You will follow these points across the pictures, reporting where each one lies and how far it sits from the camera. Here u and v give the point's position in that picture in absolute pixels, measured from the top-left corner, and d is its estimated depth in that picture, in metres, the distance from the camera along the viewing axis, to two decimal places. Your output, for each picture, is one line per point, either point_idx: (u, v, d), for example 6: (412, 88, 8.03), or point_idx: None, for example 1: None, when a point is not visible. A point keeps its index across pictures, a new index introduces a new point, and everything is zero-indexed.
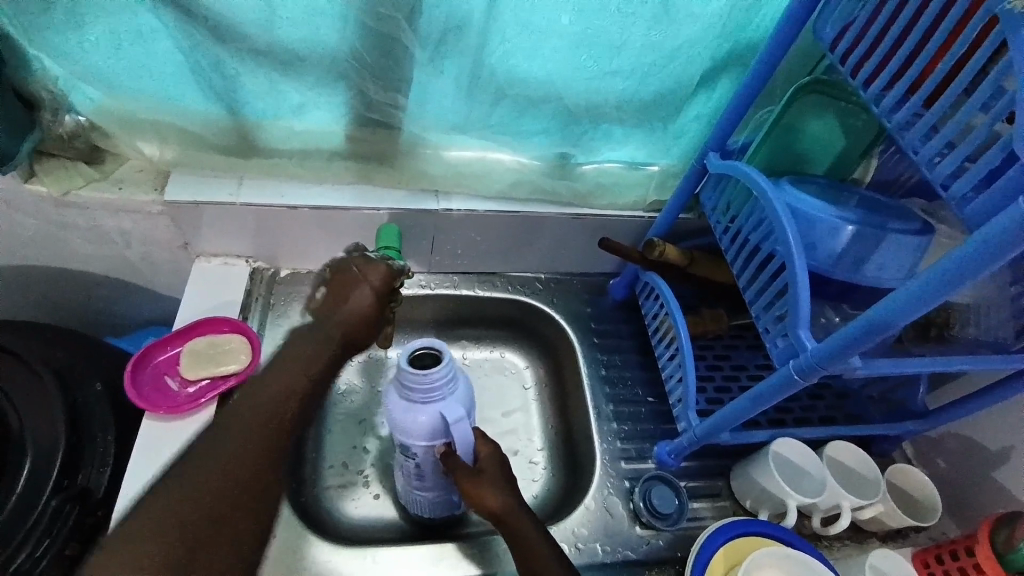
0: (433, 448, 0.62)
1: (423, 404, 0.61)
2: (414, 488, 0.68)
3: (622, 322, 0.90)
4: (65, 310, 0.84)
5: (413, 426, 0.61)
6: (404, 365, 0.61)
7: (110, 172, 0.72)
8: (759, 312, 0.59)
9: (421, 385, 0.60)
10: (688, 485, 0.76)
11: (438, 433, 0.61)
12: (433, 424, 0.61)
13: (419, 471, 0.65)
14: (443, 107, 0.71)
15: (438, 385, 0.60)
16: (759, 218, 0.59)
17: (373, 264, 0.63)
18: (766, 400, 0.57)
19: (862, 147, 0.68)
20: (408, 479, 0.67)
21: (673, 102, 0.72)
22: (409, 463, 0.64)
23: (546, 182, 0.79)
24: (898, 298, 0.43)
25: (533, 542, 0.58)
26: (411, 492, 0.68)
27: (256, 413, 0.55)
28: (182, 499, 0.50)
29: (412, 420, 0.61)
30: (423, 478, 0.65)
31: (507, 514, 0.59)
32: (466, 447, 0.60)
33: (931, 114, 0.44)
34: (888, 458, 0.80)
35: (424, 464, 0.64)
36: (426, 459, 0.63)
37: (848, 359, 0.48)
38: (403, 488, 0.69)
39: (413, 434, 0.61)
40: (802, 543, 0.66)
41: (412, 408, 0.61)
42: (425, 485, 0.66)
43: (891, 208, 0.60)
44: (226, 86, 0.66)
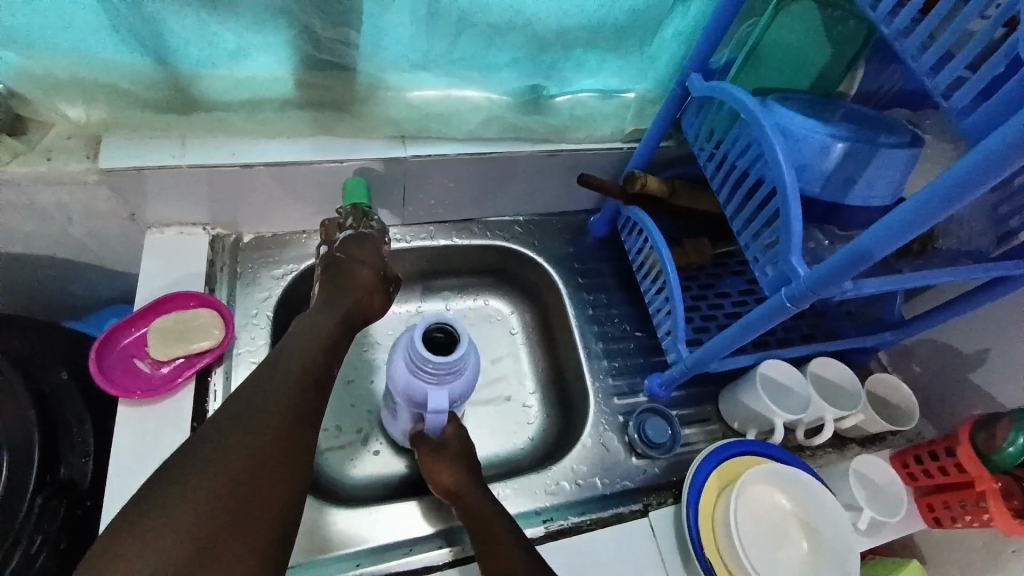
0: (410, 409, 0.66)
1: (414, 377, 0.62)
2: (396, 426, 0.72)
3: (605, 259, 0.88)
4: (11, 298, 0.77)
5: (404, 390, 0.64)
6: (416, 337, 0.61)
7: (36, 142, 0.64)
8: (749, 240, 0.58)
9: (425, 365, 0.60)
10: (680, 413, 0.78)
11: (416, 403, 0.64)
12: (415, 394, 0.63)
13: (400, 422, 0.70)
14: (399, 42, 0.64)
15: (432, 371, 0.61)
16: (746, 142, 0.57)
17: (363, 242, 0.67)
18: (757, 327, 0.57)
19: (848, 58, 0.63)
20: (390, 416, 0.72)
21: (649, 22, 0.67)
22: (394, 404, 0.69)
23: (518, 118, 0.74)
24: (893, 219, 0.42)
25: (491, 522, 0.59)
26: (394, 428, 0.73)
27: (289, 363, 0.55)
28: (232, 442, 0.49)
29: (402, 380, 0.64)
30: (399, 423, 0.71)
31: (461, 492, 0.61)
32: (436, 429, 0.65)
33: (930, 19, 0.41)
34: (866, 368, 0.83)
35: (401, 412, 0.68)
36: (403, 411, 0.68)
37: (840, 283, 0.47)
38: (387, 418, 0.73)
39: (403, 396, 0.64)
40: (786, 455, 0.69)
41: (408, 376, 0.63)
42: (402, 429, 0.71)
43: (878, 121, 0.58)
44: (151, 32, 0.58)
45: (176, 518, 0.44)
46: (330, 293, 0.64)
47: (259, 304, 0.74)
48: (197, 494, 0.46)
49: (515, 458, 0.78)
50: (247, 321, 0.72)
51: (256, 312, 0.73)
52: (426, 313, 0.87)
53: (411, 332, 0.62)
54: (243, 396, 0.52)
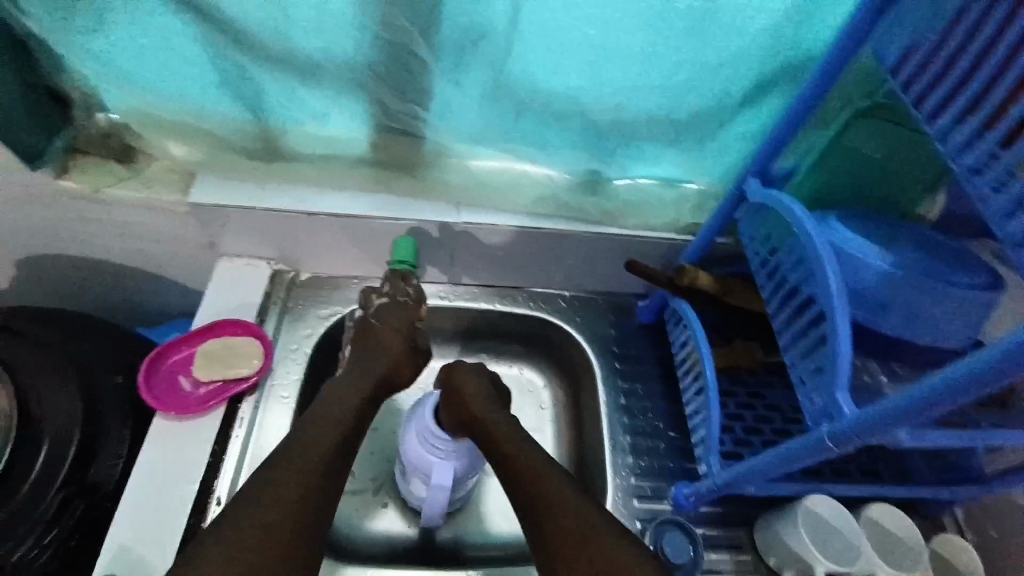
0: (418, 483, 0.67)
1: (422, 449, 0.64)
2: (407, 494, 0.72)
3: (648, 347, 0.85)
4: (101, 300, 0.87)
5: (411, 464, 0.66)
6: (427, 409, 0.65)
7: (141, 170, 0.73)
8: (794, 360, 0.53)
9: (431, 439, 0.63)
10: (706, 532, 0.71)
11: (423, 476, 0.65)
12: (422, 467, 0.65)
13: (410, 494, 0.71)
14: (465, 118, 0.68)
15: (437, 447, 0.63)
16: (799, 257, 0.53)
17: (396, 310, 0.69)
18: (794, 460, 0.51)
19: (926, 181, 0.60)
20: (402, 485, 0.72)
21: (713, 120, 0.66)
22: (404, 474, 0.70)
23: (573, 197, 0.75)
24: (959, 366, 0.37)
25: (517, 452, 0.57)
26: (405, 495, 0.72)
27: (335, 412, 0.58)
28: (267, 491, 0.50)
29: (410, 451, 0.66)
30: (408, 494, 0.71)
31: (480, 416, 0.60)
32: (434, 509, 0.65)
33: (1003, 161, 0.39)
34: (932, 520, 0.73)
35: (410, 484, 0.69)
36: (412, 483, 0.69)
37: (890, 431, 0.42)
38: (399, 484, 0.73)
39: (409, 469, 0.67)
40: None
41: (413, 450, 0.65)
42: (413, 500, 0.71)
43: (953, 251, 0.53)
44: (251, 91, 0.65)
45: (220, 558, 0.46)
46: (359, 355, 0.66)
47: (302, 339, 0.78)
48: (231, 545, 0.46)
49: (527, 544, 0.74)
50: (286, 354, 0.76)
51: (296, 346, 0.77)
52: None
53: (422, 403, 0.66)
54: (284, 443, 0.54)
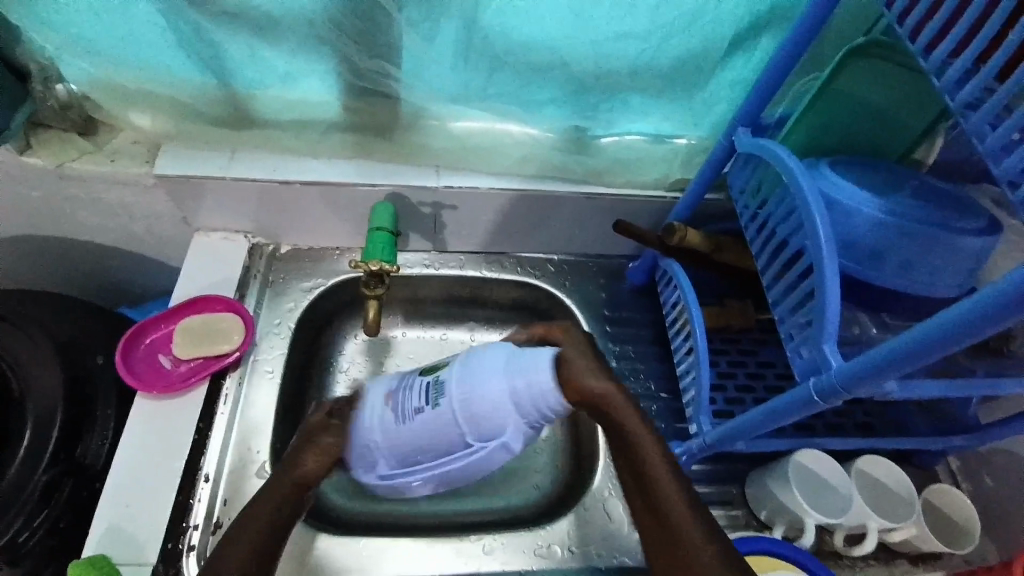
0: (455, 441, 0.55)
1: (510, 412, 0.52)
2: (390, 449, 0.58)
3: (640, 309, 0.84)
4: (79, 281, 0.85)
5: (478, 413, 0.53)
6: (544, 370, 0.52)
7: (103, 143, 0.70)
8: (783, 315, 0.51)
9: (540, 404, 0.51)
10: (699, 490, 0.71)
11: (477, 437, 0.54)
12: (488, 428, 0.53)
13: (400, 437, 0.57)
14: (439, 75, 0.65)
15: (537, 414, 0.52)
16: (788, 208, 0.51)
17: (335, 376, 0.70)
18: (782, 416, 0.50)
19: (923, 126, 0.57)
20: (387, 439, 0.58)
21: (700, 69, 0.63)
22: (417, 425, 0.56)
23: (557, 157, 0.72)
24: (926, 326, 0.36)
25: (639, 443, 0.53)
26: (376, 452, 0.59)
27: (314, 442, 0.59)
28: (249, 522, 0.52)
29: (484, 405, 0.53)
30: (395, 452, 0.58)
31: (609, 399, 0.53)
32: (472, 464, 0.56)
33: (1000, 95, 0.36)
34: (926, 471, 0.73)
35: (422, 437, 0.56)
36: (435, 439, 0.56)
37: (877, 384, 0.41)
38: (374, 441, 0.59)
39: (470, 416, 0.53)
40: (813, 563, 0.60)
41: (497, 404, 0.52)
42: (393, 457, 0.59)
43: (945, 197, 0.51)
44: (211, 53, 0.62)
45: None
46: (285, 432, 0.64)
47: (285, 313, 0.76)
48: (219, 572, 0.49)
49: (513, 505, 0.74)
50: (269, 329, 0.74)
51: (278, 321, 0.75)
52: (449, 341, 0.85)
53: (534, 360, 0.52)
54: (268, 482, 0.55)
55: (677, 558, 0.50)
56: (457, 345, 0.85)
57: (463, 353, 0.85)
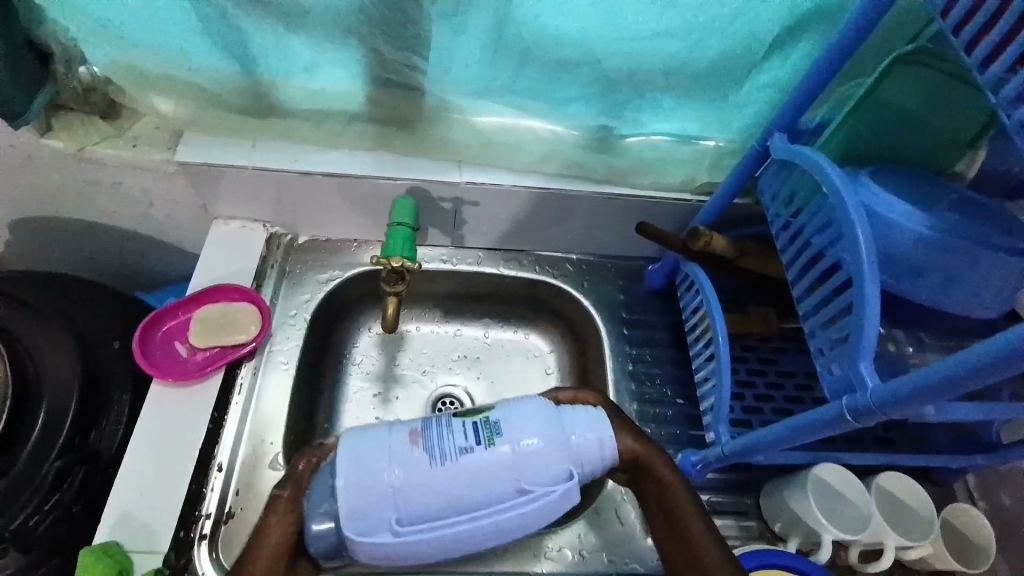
0: (497, 493, 0.50)
1: (570, 463, 0.51)
2: (417, 498, 0.49)
3: (659, 313, 0.82)
4: (96, 264, 0.85)
5: (534, 461, 0.50)
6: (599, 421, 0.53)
7: (126, 128, 0.69)
8: (815, 329, 0.50)
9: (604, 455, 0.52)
10: (713, 499, 0.70)
11: (532, 484, 0.50)
12: (544, 479, 0.51)
13: (419, 490, 0.49)
14: (465, 70, 0.63)
15: (595, 467, 0.52)
16: (825, 219, 0.50)
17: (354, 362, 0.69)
18: (809, 433, 0.49)
19: (967, 137, 0.55)
20: (410, 487, 0.49)
21: (735, 70, 0.62)
22: (461, 468, 0.50)
23: (582, 156, 0.70)
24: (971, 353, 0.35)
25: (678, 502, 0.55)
26: (395, 504, 0.49)
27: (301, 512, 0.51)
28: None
29: (543, 453, 0.51)
30: (424, 501, 0.49)
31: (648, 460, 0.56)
32: (502, 523, 0.50)
33: None
34: (946, 488, 0.72)
35: (466, 483, 0.50)
36: (471, 490, 0.50)
37: (915, 408, 0.39)
38: (395, 489, 0.49)
39: (525, 464, 0.50)
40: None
41: (557, 452, 0.51)
42: (413, 509, 0.49)
43: (989, 214, 0.50)
44: (235, 40, 0.61)
45: None
46: (275, 518, 0.52)
47: (301, 304, 0.75)
48: None
49: None
50: (285, 320, 0.74)
51: (294, 313, 0.75)
52: (464, 337, 0.84)
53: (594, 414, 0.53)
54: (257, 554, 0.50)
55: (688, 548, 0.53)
56: (471, 342, 0.84)
57: (478, 351, 0.84)
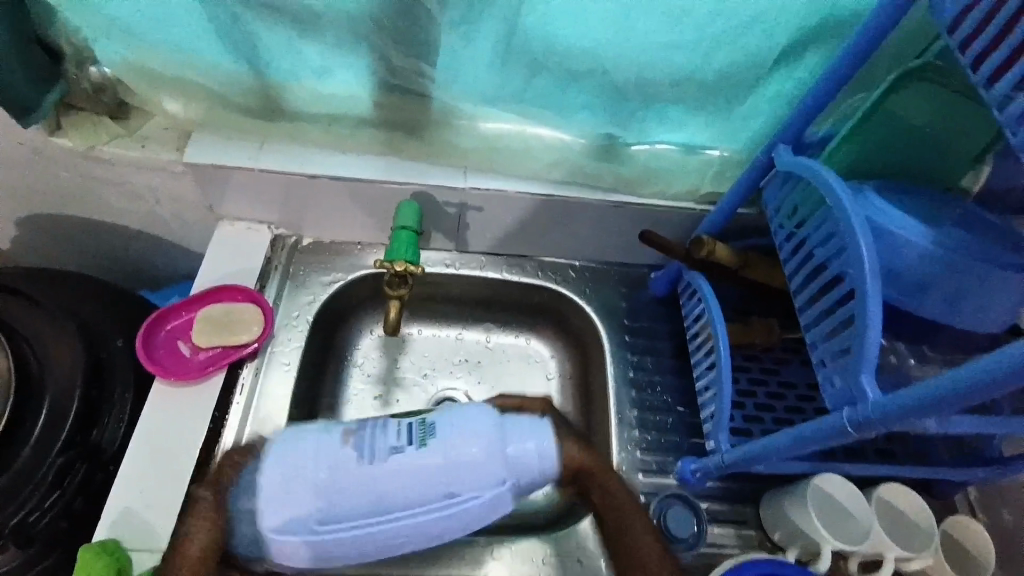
0: (417, 498, 0.52)
1: (498, 476, 0.53)
2: (343, 497, 0.52)
3: (661, 320, 0.82)
4: (100, 261, 0.85)
5: (460, 473, 0.52)
6: (538, 440, 0.54)
7: (134, 128, 0.70)
8: (817, 340, 0.50)
9: (530, 471, 0.53)
10: (712, 507, 0.70)
11: (461, 490, 0.52)
12: (463, 489, 0.52)
13: (339, 490, 0.52)
14: (474, 77, 0.64)
15: (518, 482, 0.54)
16: (829, 231, 0.50)
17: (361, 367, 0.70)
18: (811, 444, 0.49)
19: (975, 152, 0.55)
20: (336, 485, 0.52)
21: (741, 82, 0.62)
22: (388, 470, 0.52)
23: (588, 163, 0.71)
24: (976, 368, 0.35)
25: (622, 502, 0.59)
26: (319, 500, 0.52)
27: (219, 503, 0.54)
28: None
29: (471, 462, 0.52)
30: (348, 501, 0.52)
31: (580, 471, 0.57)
32: (414, 527, 0.53)
33: None
34: (947, 502, 0.72)
35: (388, 486, 0.52)
36: (391, 494, 0.52)
37: (917, 421, 0.39)
38: (321, 485, 0.52)
39: (449, 472, 0.52)
40: None
41: (484, 462, 0.53)
42: (335, 507, 0.52)
43: (995, 229, 0.50)
44: (246, 43, 0.61)
45: None
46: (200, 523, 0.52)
47: (304, 306, 0.76)
48: None
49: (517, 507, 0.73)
50: (288, 322, 0.74)
51: (298, 315, 0.75)
52: (465, 342, 0.85)
53: (524, 429, 0.54)
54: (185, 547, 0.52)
55: (631, 551, 0.57)
56: (472, 346, 0.85)
57: (479, 355, 0.84)
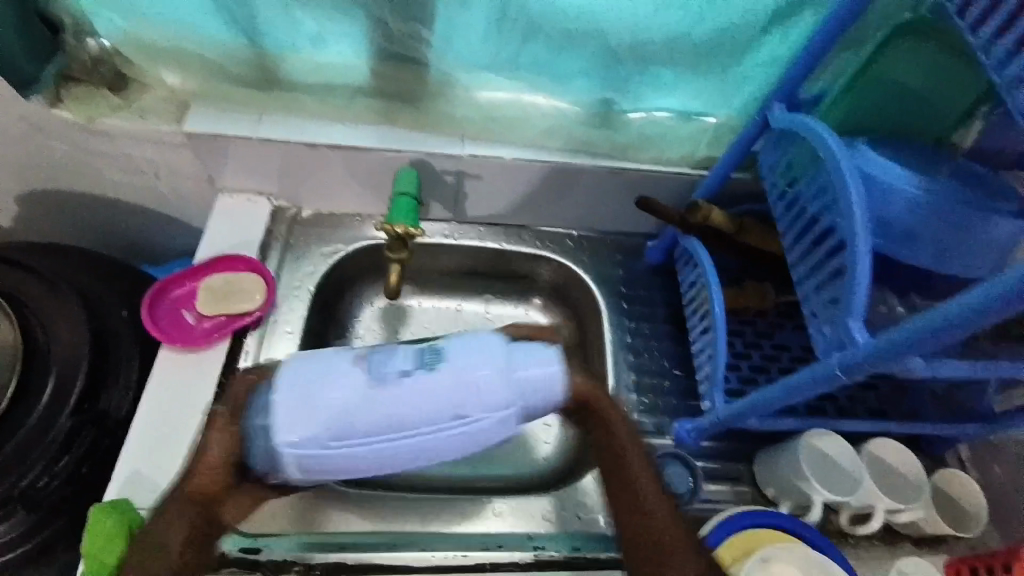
0: (424, 419, 0.53)
1: (507, 399, 0.54)
2: (356, 415, 0.53)
3: (657, 289, 0.84)
4: (100, 236, 0.86)
5: (466, 392, 0.53)
6: (548, 359, 0.55)
7: (133, 100, 0.69)
8: (808, 293, 0.52)
9: (535, 390, 0.54)
10: (707, 465, 0.72)
11: (469, 408, 0.53)
12: (471, 408, 0.53)
13: (349, 409, 0.53)
14: (470, 42, 0.65)
15: (527, 402, 0.54)
16: (822, 185, 0.51)
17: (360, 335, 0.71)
18: (802, 392, 0.51)
19: (960, 111, 0.56)
20: (353, 407, 0.53)
21: (734, 44, 0.63)
22: (400, 392, 0.53)
23: (583, 130, 0.72)
24: (965, 301, 0.36)
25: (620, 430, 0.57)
26: (335, 418, 0.53)
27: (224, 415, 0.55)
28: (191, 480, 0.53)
29: (478, 385, 0.53)
30: (365, 419, 0.53)
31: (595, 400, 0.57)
32: (426, 443, 0.54)
33: None
34: (938, 459, 0.74)
35: (398, 405, 0.53)
36: (402, 414, 0.53)
37: (904, 359, 0.41)
38: (332, 407, 0.53)
39: (456, 391, 0.53)
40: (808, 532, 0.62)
41: (491, 383, 0.53)
42: (349, 425, 0.53)
43: (983, 182, 0.51)
44: (243, 10, 0.62)
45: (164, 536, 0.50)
46: (213, 432, 0.54)
47: (305, 277, 0.77)
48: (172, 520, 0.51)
49: (518, 469, 0.75)
50: (290, 292, 0.75)
51: (299, 285, 0.76)
52: (464, 313, 0.86)
53: (529, 352, 0.55)
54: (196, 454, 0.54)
55: (622, 478, 0.56)
56: (471, 317, 0.86)
57: (478, 325, 0.85)
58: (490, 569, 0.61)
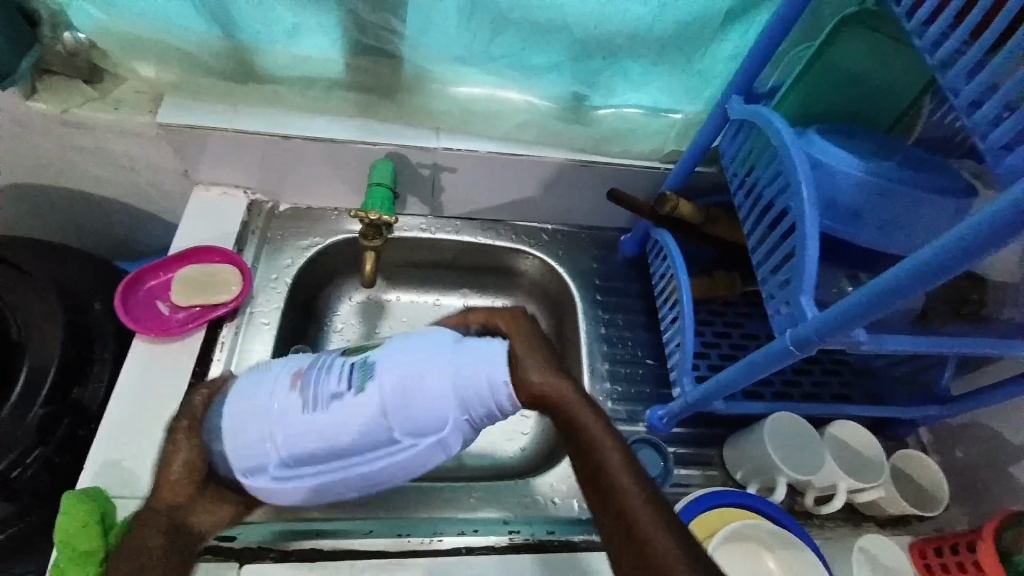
0: (365, 440, 0.49)
1: (451, 405, 0.48)
2: (290, 439, 0.49)
3: (632, 281, 0.86)
4: (75, 232, 0.85)
5: (405, 402, 0.48)
6: (496, 357, 0.49)
7: (107, 91, 0.69)
8: (765, 275, 0.54)
9: (478, 395, 0.48)
10: (679, 451, 0.73)
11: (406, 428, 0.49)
12: (414, 417, 0.48)
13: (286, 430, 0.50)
14: (444, 36, 0.67)
15: (474, 413, 0.49)
16: (775, 171, 0.53)
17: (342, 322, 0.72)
18: (761, 369, 0.53)
19: (909, 97, 0.60)
20: (288, 428, 0.49)
21: (696, 38, 0.66)
22: (330, 414, 0.49)
23: (556, 124, 0.74)
24: (901, 269, 0.38)
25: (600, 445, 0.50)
26: (269, 441, 0.50)
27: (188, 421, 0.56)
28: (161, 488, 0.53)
29: (419, 390, 0.48)
30: (299, 443, 0.49)
31: (568, 402, 0.52)
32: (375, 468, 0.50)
33: (972, 52, 0.40)
34: (900, 441, 0.77)
35: (332, 429, 0.49)
36: (337, 436, 0.49)
37: (850, 331, 0.43)
38: (266, 428, 0.50)
39: (390, 409, 0.48)
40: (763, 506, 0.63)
41: (435, 388, 0.48)
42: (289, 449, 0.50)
43: (926, 165, 0.54)
44: (219, 5, 0.63)
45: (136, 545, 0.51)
46: (179, 443, 0.54)
47: (283, 270, 0.77)
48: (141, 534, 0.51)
49: (497, 460, 0.76)
50: (266, 284, 0.75)
51: (276, 276, 0.76)
52: (443, 308, 0.87)
53: (473, 351, 0.49)
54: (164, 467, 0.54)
55: (609, 492, 0.48)
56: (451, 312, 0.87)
57: None
58: (466, 552, 0.61)
